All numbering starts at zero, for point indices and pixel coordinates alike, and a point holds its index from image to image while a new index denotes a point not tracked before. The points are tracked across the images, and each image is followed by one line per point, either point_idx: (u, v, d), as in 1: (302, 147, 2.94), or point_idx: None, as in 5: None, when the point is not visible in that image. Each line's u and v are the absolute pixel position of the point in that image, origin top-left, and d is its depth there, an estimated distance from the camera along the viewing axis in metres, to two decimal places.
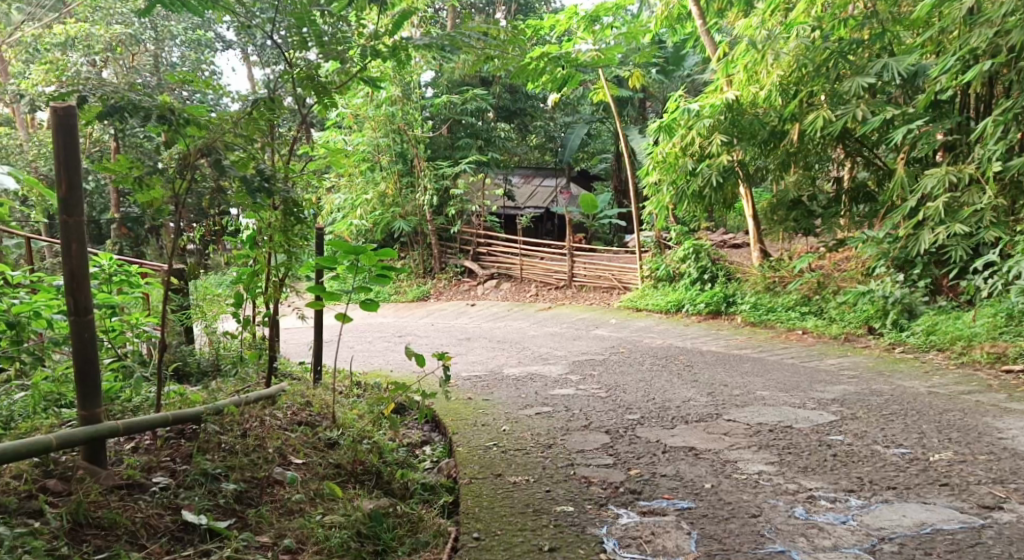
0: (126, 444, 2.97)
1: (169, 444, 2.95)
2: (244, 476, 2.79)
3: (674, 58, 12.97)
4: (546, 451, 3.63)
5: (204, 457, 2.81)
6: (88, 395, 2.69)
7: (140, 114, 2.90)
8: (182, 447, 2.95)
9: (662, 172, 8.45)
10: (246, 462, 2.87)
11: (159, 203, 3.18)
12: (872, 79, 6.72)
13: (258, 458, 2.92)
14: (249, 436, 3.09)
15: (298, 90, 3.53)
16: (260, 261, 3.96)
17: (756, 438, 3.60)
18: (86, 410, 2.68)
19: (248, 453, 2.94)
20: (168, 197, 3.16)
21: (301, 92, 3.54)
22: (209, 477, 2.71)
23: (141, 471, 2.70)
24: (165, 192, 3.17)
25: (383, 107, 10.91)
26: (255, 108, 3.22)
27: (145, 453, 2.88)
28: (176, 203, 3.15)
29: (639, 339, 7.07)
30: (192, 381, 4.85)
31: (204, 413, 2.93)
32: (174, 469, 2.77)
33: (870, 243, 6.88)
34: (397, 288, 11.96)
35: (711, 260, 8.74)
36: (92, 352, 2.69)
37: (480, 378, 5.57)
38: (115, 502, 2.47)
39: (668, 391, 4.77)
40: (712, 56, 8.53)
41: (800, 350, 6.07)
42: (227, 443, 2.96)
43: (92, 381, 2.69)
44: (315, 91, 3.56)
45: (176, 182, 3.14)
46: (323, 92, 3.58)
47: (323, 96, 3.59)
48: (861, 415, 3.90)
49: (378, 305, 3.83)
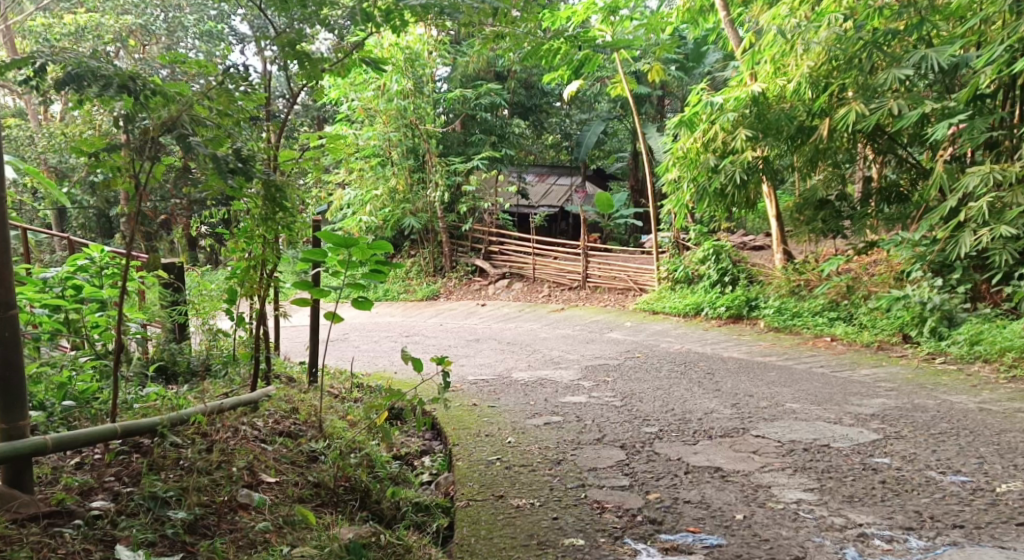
0: (75, 461, 2.65)
1: (118, 460, 2.61)
2: (201, 500, 2.43)
3: (695, 55, 12.61)
4: (555, 467, 3.26)
5: (155, 478, 2.47)
6: (9, 405, 2.32)
7: (100, 82, 2.55)
8: (132, 465, 2.61)
9: (682, 169, 8.06)
10: (205, 483, 2.52)
11: (120, 186, 2.81)
12: (910, 71, 6.27)
13: (220, 478, 2.56)
14: (213, 450, 2.74)
15: (277, 55, 3.20)
16: (250, 251, 3.64)
17: (789, 458, 3.21)
18: (7, 423, 2.31)
19: (210, 471, 2.60)
20: (130, 179, 2.81)
21: (280, 57, 3.21)
22: (158, 501, 2.37)
23: (76, 496, 2.36)
24: (126, 172, 2.81)
25: (395, 100, 10.58)
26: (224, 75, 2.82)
27: (88, 473, 2.54)
28: (136, 186, 2.78)
29: (656, 343, 6.71)
30: (181, 381, 4.58)
31: (160, 424, 2.60)
32: (118, 491, 2.43)
33: (904, 246, 6.46)
34: (406, 287, 11.64)
35: (733, 262, 8.34)
36: (15, 355, 2.31)
37: (486, 382, 5.23)
38: (33, 536, 2.12)
39: (689, 401, 4.39)
40: (737, 49, 8.13)
41: (830, 358, 5.68)
42: (188, 461, 2.61)
43: (14, 388, 2.32)
44: (299, 61, 3.20)
45: (137, 164, 2.75)
46: (308, 65, 3.23)
47: (307, 64, 3.22)
48: (907, 433, 3.50)
49: (372, 304, 3.45)
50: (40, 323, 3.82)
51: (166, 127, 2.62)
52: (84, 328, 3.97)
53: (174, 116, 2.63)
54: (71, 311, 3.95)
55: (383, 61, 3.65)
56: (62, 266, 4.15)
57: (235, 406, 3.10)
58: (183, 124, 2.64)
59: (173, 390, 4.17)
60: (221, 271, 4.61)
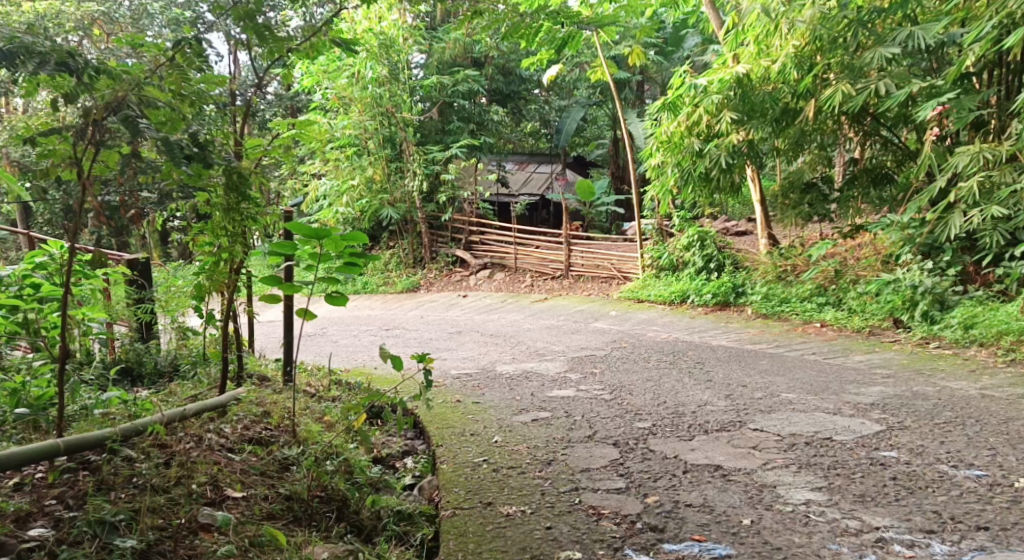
0: (18, 481, 2.43)
1: (64, 480, 2.39)
2: (156, 524, 2.22)
3: (674, 38, 12.48)
4: (545, 469, 3.08)
5: (103, 500, 2.25)
6: None
7: (34, 59, 2.33)
8: (79, 484, 2.39)
9: (666, 153, 7.87)
10: (161, 503, 2.30)
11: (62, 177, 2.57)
12: (897, 50, 6.07)
13: (179, 497, 2.35)
14: (172, 464, 2.53)
15: (235, 27, 2.91)
16: (216, 246, 3.38)
17: (792, 454, 3.04)
18: None
19: (168, 489, 2.38)
20: (73, 169, 2.57)
21: (238, 30, 2.93)
22: (107, 526, 2.15)
23: (12, 523, 2.14)
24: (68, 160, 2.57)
25: (370, 88, 10.28)
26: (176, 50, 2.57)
27: (29, 495, 2.31)
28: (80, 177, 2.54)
29: (643, 332, 6.53)
30: (147, 384, 4.33)
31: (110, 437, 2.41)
32: (60, 517, 2.21)
33: (893, 228, 6.32)
34: (384, 279, 11.39)
35: (717, 248, 8.20)
36: None
37: (470, 376, 5.02)
38: None
39: (681, 394, 4.22)
40: (720, 30, 7.94)
41: (821, 344, 5.53)
42: (143, 478, 2.40)
43: None
44: (257, 35, 2.93)
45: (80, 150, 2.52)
46: (268, 39, 2.95)
47: (267, 39, 2.95)
48: (911, 423, 3.36)
49: (346, 299, 3.23)
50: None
51: (109, 108, 2.40)
52: (43, 330, 3.75)
53: (119, 96, 2.40)
54: (30, 312, 3.72)
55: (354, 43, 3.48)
56: (19, 265, 3.93)
57: (200, 412, 2.91)
58: (129, 104, 2.41)
59: (138, 395, 3.93)
60: (188, 266, 4.35)
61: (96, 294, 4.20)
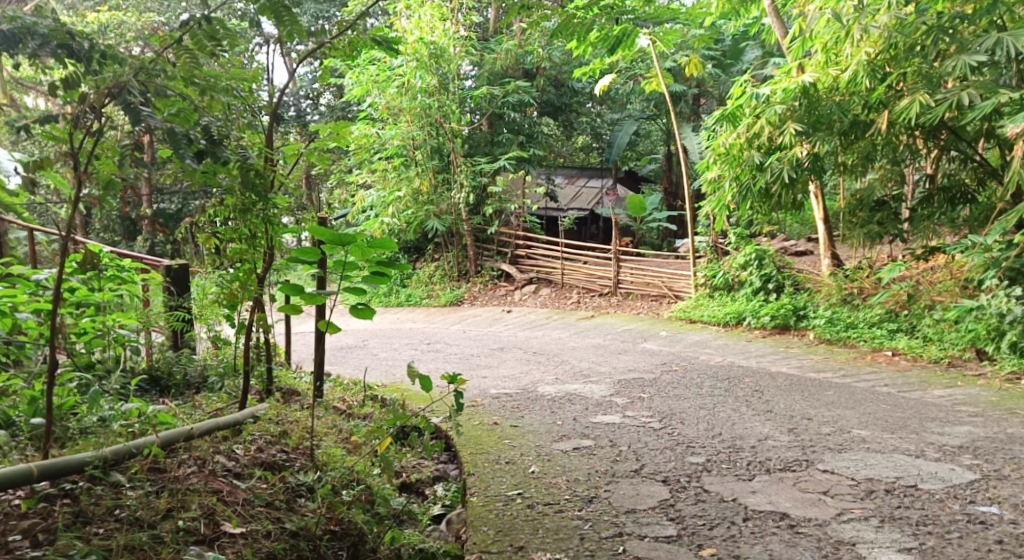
0: None
1: (37, 511, 2.22)
2: None
3: (733, 52, 12.10)
4: (585, 507, 2.75)
5: (76, 540, 2.06)
6: None
7: (35, 40, 2.10)
8: (54, 516, 2.20)
9: (723, 166, 7.46)
10: (142, 542, 2.11)
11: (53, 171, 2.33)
12: (982, 58, 5.55)
13: (164, 535, 2.15)
14: (162, 495, 2.33)
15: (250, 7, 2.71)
16: (247, 253, 3.14)
17: (871, 504, 2.66)
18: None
19: (151, 527, 2.19)
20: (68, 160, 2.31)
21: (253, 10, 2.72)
22: None
23: None
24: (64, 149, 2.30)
25: (419, 98, 10.08)
26: (186, 33, 2.38)
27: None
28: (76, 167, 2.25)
29: (695, 355, 6.14)
30: (174, 395, 4.10)
31: (88, 464, 2.26)
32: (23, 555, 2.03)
33: (975, 250, 5.78)
34: (429, 292, 11.18)
35: (776, 268, 7.74)
36: None
37: (510, 397, 4.72)
38: None
39: (738, 425, 3.84)
40: (783, 38, 7.52)
41: (893, 375, 5.08)
42: (127, 510, 2.24)
43: None
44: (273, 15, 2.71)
45: (79, 140, 2.32)
46: (287, 21, 2.75)
47: (285, 19, 2.74)
48: (1010, 473, 2.95)
49: (371, 312, 2.95)
50: (23, 330, 3.42)
51: (108, 92, 2.16)
52: (71, 337, 3.60)
53: (121, 80, 2.16)
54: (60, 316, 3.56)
55: (398, 42, 3.37)
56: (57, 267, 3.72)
57: (209, 431, 2.73)
58: (131, 90, 2.16)
59: (162, 406, 3.74)
60: None
61: (134, 298, 4.01)
